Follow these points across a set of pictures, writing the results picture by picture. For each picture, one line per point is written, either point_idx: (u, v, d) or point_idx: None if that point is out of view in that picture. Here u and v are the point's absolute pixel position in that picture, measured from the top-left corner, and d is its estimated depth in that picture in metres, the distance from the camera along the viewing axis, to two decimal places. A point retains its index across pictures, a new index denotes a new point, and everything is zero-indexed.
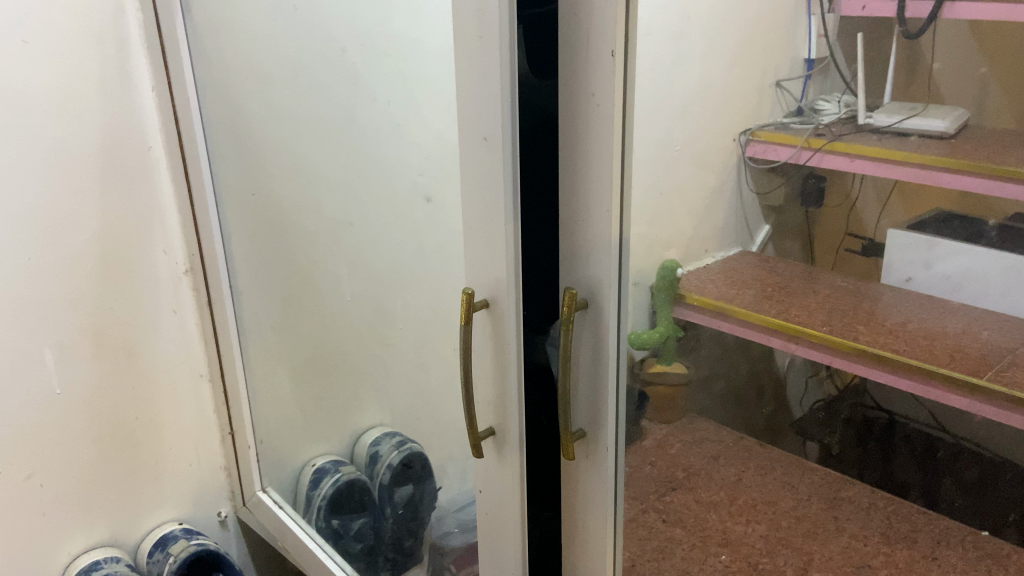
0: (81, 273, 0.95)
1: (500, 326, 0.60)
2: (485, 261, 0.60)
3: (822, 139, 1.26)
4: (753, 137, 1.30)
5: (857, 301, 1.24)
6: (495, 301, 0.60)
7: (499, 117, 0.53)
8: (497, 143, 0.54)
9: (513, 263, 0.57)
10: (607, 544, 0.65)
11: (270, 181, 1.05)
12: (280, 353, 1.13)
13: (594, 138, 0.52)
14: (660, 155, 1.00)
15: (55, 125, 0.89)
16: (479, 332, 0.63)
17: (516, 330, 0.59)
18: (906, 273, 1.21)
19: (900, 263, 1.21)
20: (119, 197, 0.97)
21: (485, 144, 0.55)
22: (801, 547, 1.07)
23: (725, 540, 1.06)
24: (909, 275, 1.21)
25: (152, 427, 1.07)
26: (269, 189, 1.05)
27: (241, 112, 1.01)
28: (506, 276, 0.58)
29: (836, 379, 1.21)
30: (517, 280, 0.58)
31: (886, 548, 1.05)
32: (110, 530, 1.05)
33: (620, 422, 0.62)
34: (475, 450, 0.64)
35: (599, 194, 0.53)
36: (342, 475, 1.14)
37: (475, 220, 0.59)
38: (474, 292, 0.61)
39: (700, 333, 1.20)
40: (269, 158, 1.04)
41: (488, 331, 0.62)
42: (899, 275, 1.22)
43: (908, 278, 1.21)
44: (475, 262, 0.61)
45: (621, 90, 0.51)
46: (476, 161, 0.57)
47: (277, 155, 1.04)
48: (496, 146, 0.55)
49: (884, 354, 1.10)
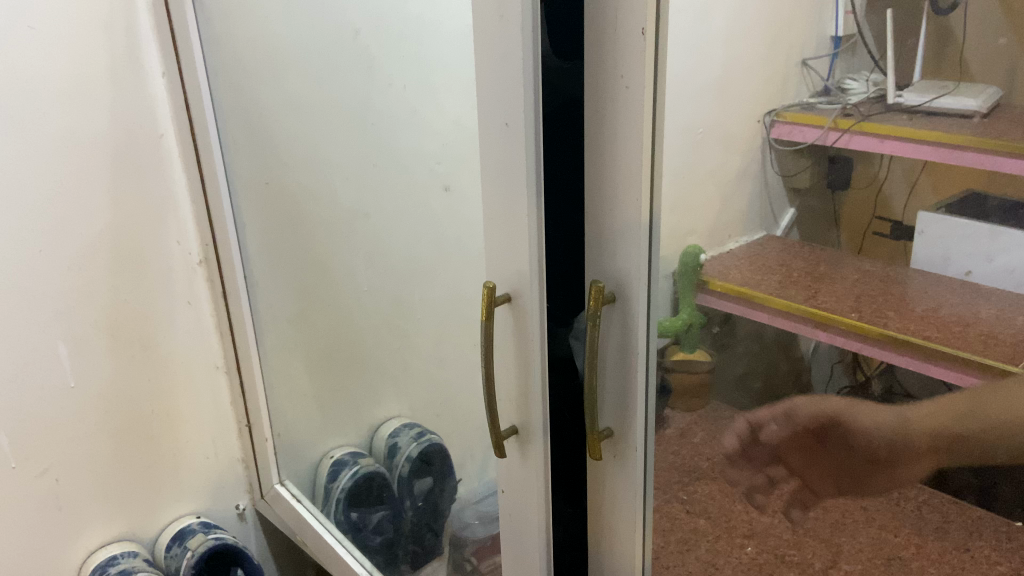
0: (95, 264, 0.93)
1: (521, 323, 0.58)
2: (508, 255, 0.57)
3: (850, 120, 1.08)
4: (779, 118, 1.10)
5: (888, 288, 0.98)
6: (516, 296, 0.58)
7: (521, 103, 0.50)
8: (520, 129, 0.51)
9: (536, 256, 0.54)
10: (638, 545, 0.63)
11: (284, 170, 1.02)
12: (297, 346, 1.12)
13: (623, 120, 0.49)
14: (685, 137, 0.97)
15: (65, 114, 0.87)
16: (499, 328, 0.60)
17: (539, 327, 0.57)
18: (963, 265, 0.91)
19: (959, 253, 0.91)
20: (130, 187, 0.95)
21: (506, 130, 0.53)
22: (829, 539, 0.89)
23: (751, 529, 0.86)
24: (970, 268, 0.91)
25: (166, 420, 1.05)
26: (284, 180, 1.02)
27: (255, 100, 0.98)
28: (530, 271, 0.55)
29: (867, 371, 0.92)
30: (540, 275, 0.55)
31: (917, 540, 0.88)
32: (127, 524, 1.04)
33: (649, 423, 0.59)
34: (497, 451, 0.61)
35: (627, 182, 0.51)
36: (360, 468, 1.12)
37: (497, 211, 0.57)
38: (495, 286, 0.59)
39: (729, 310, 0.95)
40: (282, 146, 1.01)
41: (509, 328, 0.60)
42: (958, 268, 0.92)
43: (966, 273, 0.92)
44: (497, 256, 0.59)
45: (651, 71, 0.47)
46: (495, 149, 0.55)
47: (292, 143, 1.01)
48: (518, 133, 0.52)
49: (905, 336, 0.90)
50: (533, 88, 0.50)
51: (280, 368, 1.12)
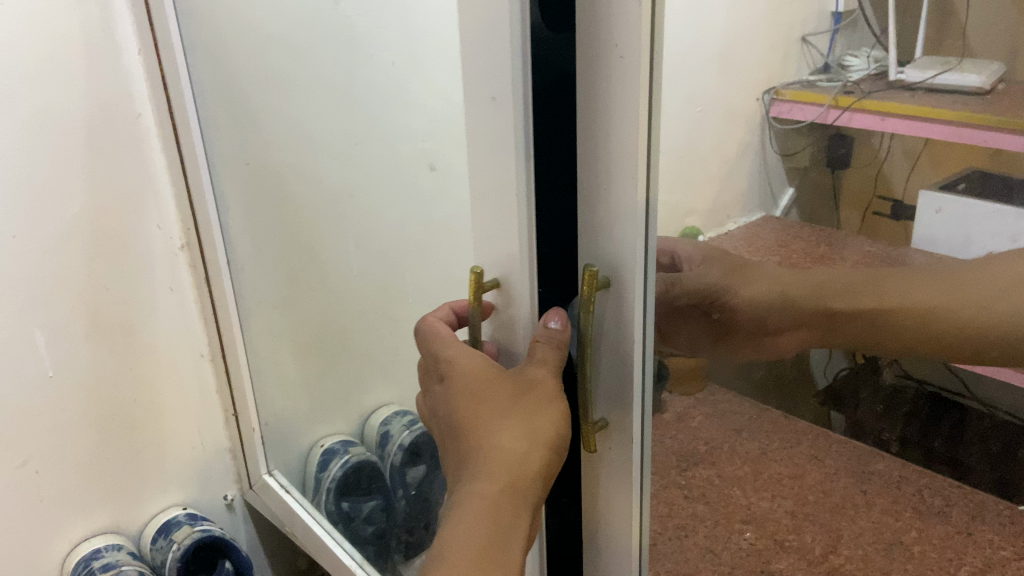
0: (74, 250, 0.90)
1: (513, 305, 0.57)
2: (495, 236, 0.55)
3: (850, 96, 0.97)
4: (777, 96, 0.93)
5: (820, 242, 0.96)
6: (506, 280, 0.56)
7: (510, 79, 0.48)
8: (507, 104, 0.49)
9: (526, 241, 0.53)
10: (633, 539, 0.60)
11: (266, 151, 0.98)
12: (283, 333, 1.09)
13: (616, 94, 0.46)
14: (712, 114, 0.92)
15: (37, 94, 0.84)
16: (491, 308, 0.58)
17: (532, 309, 0.56)
18: None
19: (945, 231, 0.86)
20: (107, 169, 0.92)
21: (493, 104, 0.50)
22: (828, 525, 0.85)
23: (749, 515, 0.84)
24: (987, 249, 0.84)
25: (150, 409, 1.03)
26: (265, 163, 0.98)
27: (235, 75, 0.93)
28: (521, 253, 0.54)
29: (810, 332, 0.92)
30: (530, 255, 0.54)
31: (919, 525, 0.85)
32: (111, 516, 1.02)
33: (646, 409, 0.56)
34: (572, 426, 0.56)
35: (620, 160, 0.48)
36: (351, 457, 1.10)
37: (485, 194, 0.55)
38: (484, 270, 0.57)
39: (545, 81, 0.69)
40: (264, 124, 0.96)
41: (500, 309, 0.58)
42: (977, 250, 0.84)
43: None
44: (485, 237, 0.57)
45: (648, 41, 0.44)
46: (480, 124, 0.52)
47: (275, 121, 0.96)
48: (503, 109, 0.50)
49: (838, 288, 0.92)
50: (523, 67, 0.47)
51: (267, 354, 1.09)
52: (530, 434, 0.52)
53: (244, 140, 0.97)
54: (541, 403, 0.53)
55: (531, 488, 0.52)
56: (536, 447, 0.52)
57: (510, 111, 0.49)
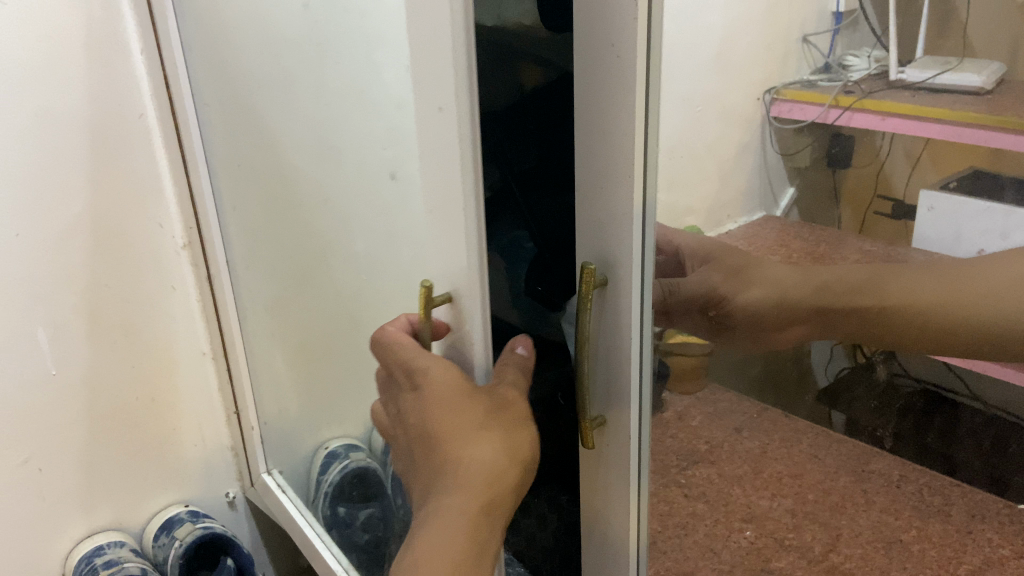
0: (77, 249, 0.91)
1: (463, 322, 0.59)
2: (448, 246, 0.58)
3: (851, 97, 1.10)
4: (779, 97, 1.11)
5: (819, 244, 0.98)
6: (456, 296, 0.59)
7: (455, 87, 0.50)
8: (452, 115, 0.51)
9: (478, 253, 0.56)
10: (631, 536, 0.61)
11: (253, 155, 0.95)
12: (275, 337, 1.08)
13: (612, 94, 0.47)
14: (718, 115, 0.92)
15: (41, 93, 0.84)
16: (440, 328, 0.62)
17: (484, 326, 0.58)
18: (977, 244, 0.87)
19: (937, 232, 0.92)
20: (109, 168, 0.92)
21: (440, 113, 0.52)
22: (827, 523, 0.84)
23: (749, 513, 0.85)
24: (981, 246, 0.86)
25: (152, 406, 1.03)
26: (257, 164, 0.96)
27: (227, 77, 0.91)
28: (472, 266, 0.56)
29: (811, 327, 0.90)
30: (482, 269, 0.56)
31: (918, 523, 0.84)
32: (114, 513, 1.03)
33: (643, 409, 0.57)
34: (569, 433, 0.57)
35: (617, 161, 0.48)
36: (349, 462, 1.06)
37: (438, 201, 0.57)
38: (435, 287, 0.60)
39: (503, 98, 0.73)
40: (251, 130, 0.94)
41: (453, 327, 0.61)
42: (968, 247, 0.88)
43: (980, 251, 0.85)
44: (445, 247, 0.59)
45: (645, 43, 0.44)
46: (432, 131, 0.55)
47: (255, 126, 0.93)
48: (450, 119, 0.51)
49: (831, 280, 0.89)
50: (468, 77, 0.49)
51: (263, 353, 1.10)
52: (509, 450, 0.53)
53: (240, 142, 0.95)
54: (515, 423, 0.55)
55: (504, 503, 0.53)
56: (513, 463, 0.54)
57: (455, 122, 0.51)
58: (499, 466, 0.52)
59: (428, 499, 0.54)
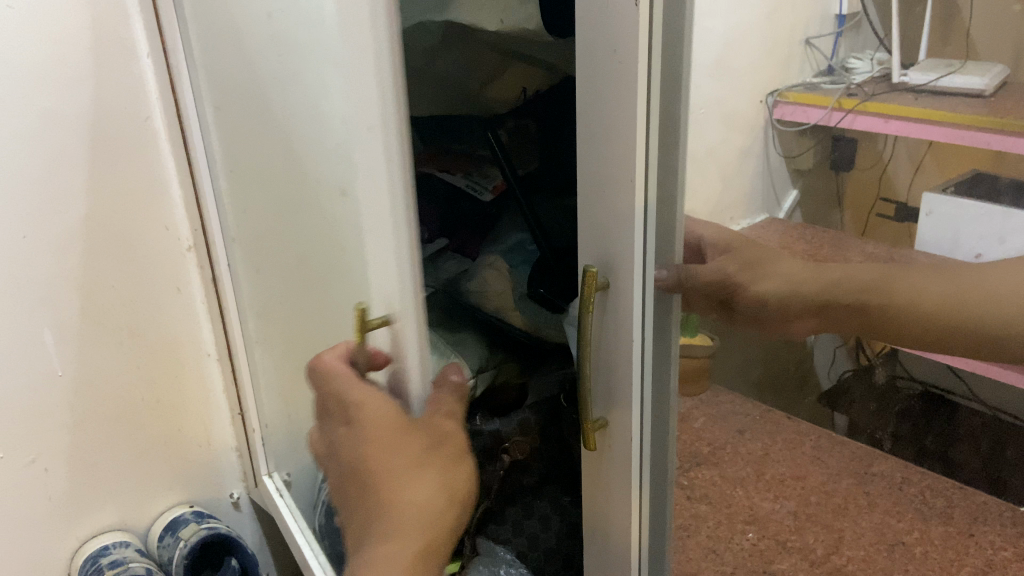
0: (84, 250, 0.92)
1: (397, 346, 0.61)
2: (381, 263, 0.59)
3: (853, 99, 1.12)
4: (781, 98, 1.14)
5: None
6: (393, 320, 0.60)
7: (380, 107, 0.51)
8: (381, 134, 0.52)
9: (411, 273, 0.58)
10: (636, 540, 0.61)
11: (237, 161, 0.89)
12: (265, 345, 1.02)
13: (615, 100, 0.47)
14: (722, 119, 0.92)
15: (45, 96, 0.85)
16: (378, 357, 0.64)
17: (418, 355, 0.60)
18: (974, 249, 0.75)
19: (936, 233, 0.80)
20: (114, 171, 0.93)
21: (371, 132, 0.53)
22: (831, 525, 0.89)
23: (751, 515, 0.89)
24: (980, 251, 0.74)
25: (157, 407, 1.04)
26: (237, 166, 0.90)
27: (213, 77, 0.85)
28: (406, 290, 0.58)
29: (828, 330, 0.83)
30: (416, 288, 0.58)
31: (921, 526, 0.87)
32: (119, 513, 1.03)
33: (646, 412, 0.57)
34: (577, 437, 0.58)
35: (621, 162, 0.48)
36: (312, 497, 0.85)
37: (373, 220, 0.58)
38: (377, 310, 0.63)
39: (473, 95, 0.82)
40: (234, 136, 0.87)
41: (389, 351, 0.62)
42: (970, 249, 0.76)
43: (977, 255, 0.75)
44: (378, 264, 0.60)
45: (647, 50, 0.45)
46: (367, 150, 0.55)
47: (236, 131, 0.86)
48: (380, 138, 0.52)
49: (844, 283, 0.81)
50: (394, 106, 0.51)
51: (258, 356, 1.04)
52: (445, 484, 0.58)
53: (227, 144, 0.89)
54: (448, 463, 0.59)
55: (441, 542, 0.56)
56: (453, 501, 0.58)
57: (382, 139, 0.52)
58: (436, 505, 0.56)
59: (371, 540, 0.57)
